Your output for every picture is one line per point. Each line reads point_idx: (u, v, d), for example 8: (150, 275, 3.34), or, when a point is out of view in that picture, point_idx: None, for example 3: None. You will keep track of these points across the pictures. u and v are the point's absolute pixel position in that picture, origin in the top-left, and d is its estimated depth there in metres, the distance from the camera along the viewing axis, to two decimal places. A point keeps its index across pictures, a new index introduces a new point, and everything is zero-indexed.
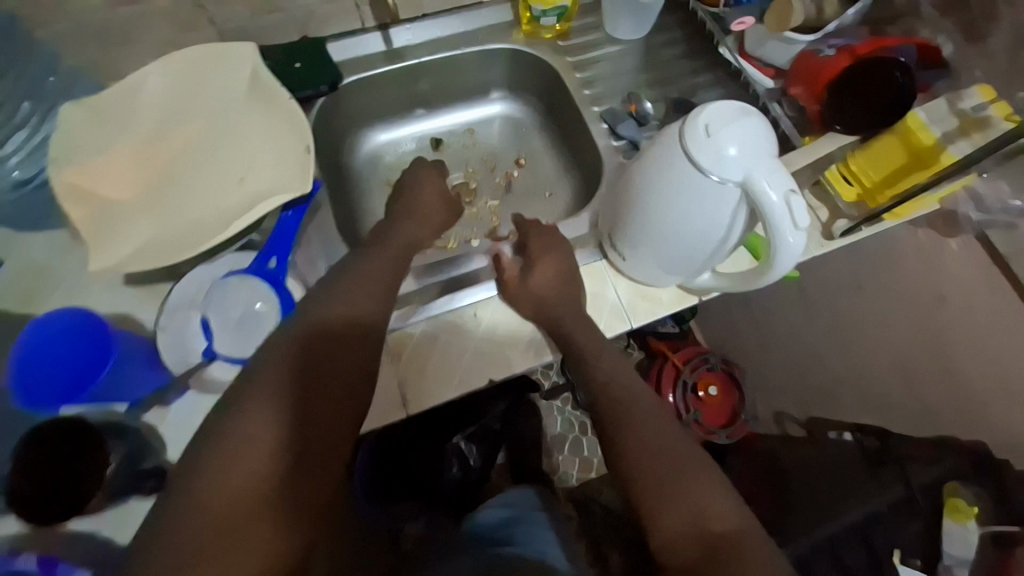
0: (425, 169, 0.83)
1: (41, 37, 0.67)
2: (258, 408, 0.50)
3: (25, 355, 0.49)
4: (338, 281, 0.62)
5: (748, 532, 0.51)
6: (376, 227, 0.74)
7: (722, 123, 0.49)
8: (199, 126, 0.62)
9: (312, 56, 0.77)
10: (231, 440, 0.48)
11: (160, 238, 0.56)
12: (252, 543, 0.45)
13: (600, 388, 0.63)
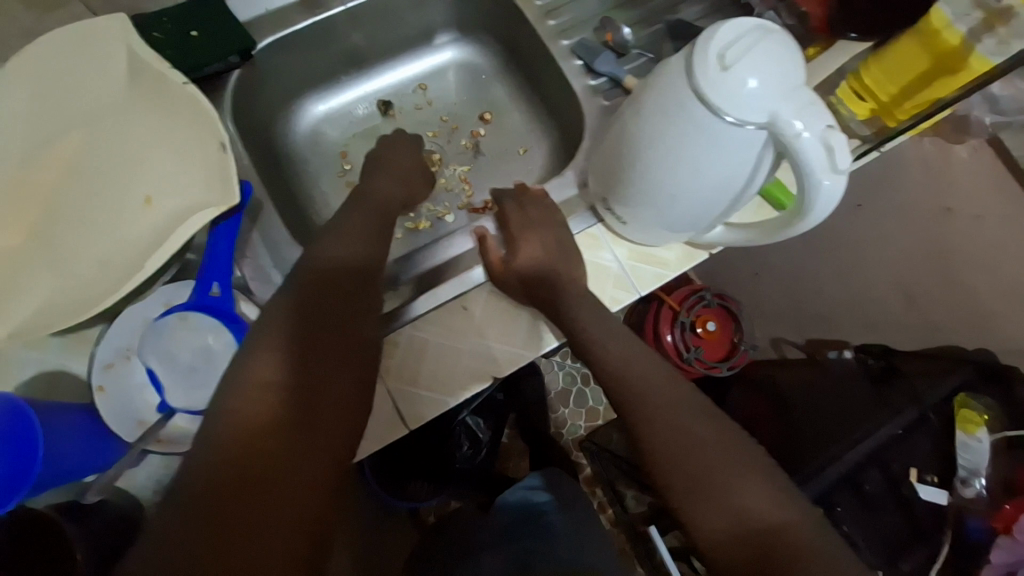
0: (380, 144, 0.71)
1: None
2: (271, 339, 0.48)
3: None
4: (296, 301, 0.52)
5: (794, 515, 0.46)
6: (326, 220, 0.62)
7: (739, 50, 0.39)
8: (83, 137, 0.49)
9: (210, 18, 0.61)
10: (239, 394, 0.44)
11: (67, 293, 0.45)
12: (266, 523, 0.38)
13: (609, 377, 0.56)
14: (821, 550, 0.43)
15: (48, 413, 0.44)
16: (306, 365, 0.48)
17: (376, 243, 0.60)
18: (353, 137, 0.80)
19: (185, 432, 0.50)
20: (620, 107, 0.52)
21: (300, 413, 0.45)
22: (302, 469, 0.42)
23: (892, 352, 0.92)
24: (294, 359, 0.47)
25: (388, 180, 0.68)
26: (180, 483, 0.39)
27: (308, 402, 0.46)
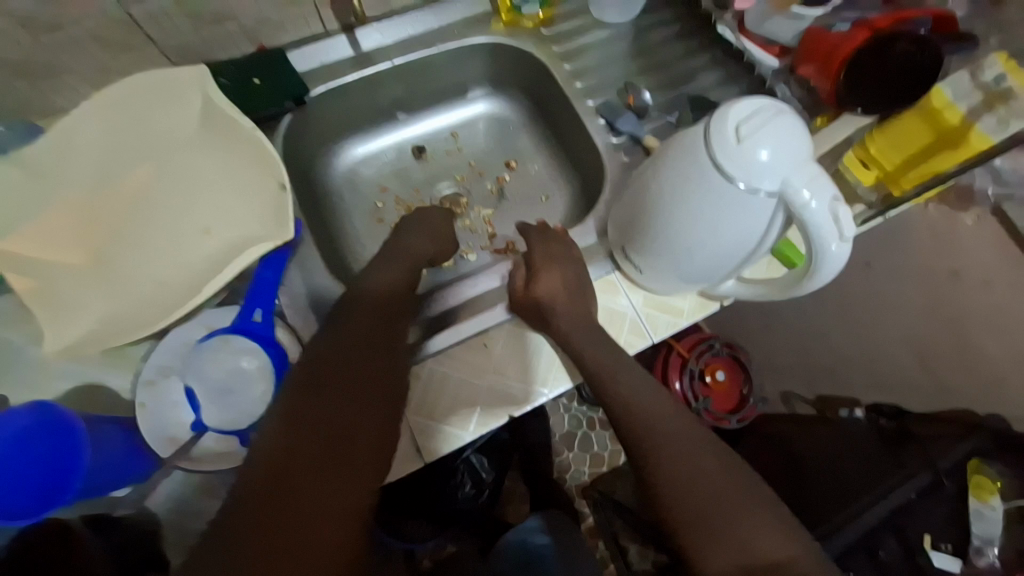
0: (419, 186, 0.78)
1: None
2: (314, 378, 0.52)
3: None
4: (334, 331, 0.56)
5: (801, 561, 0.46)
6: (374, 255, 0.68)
7: (755, 124, 0.43)
8: (153, 169, 0.54)
9: (271, 70, 0.68)
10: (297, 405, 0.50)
11: (122, 313, 0.49)
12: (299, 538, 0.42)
13: (622, 414, 0.57)
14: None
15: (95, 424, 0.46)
16: (344, 395, 0.52)
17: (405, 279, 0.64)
18: (388, 178, 0.86)
19: (216, 453, 0.51)
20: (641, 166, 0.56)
21: (340, 432, 0.49)
22: (336, 499, 0.45)
23: (905, 413, 0.92)
24: (329, 396, 0.51)
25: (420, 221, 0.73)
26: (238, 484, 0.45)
27: (342, 437, 0.49)
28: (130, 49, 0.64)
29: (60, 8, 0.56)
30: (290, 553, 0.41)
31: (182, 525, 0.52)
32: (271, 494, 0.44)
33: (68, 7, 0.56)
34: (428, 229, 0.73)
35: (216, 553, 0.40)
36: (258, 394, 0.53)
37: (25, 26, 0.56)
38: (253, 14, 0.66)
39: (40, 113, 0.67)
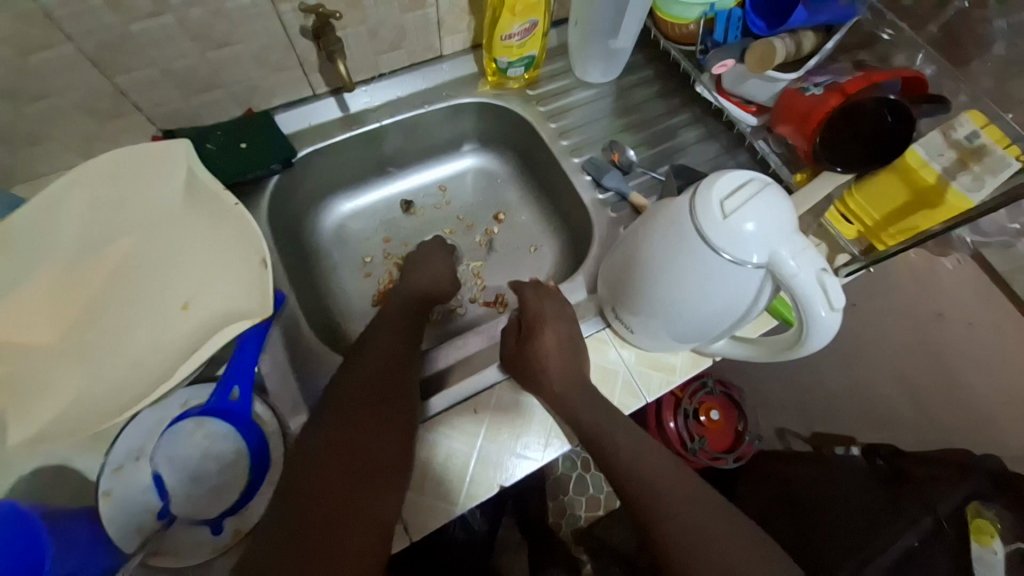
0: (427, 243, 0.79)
1: None
2: (323, 442, 0.51)
3: None
4: (348, 370, 0.57)
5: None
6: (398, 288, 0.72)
7: (741, 200, 0.44)
8: (133, 241, 0.53)
9: (260, 134, 0.69)
10: (317, 442, 0.51)
11: (88, 399, 0.46)
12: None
13: (622, 474, 0.55)
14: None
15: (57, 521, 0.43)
16: (361, 431, 0.52)
17: (408, 332, 0.64)
18: (377, 232, 0.85)
19: (187, 542, 0.48)
20: (625, 232, 0.58)
21: (358, 469, 0.50)
22: (353, 535, 0.46)
23: (902, 454, 0.90)
24: (337, 458, 0.50)
25: (418, 275, 0.73)
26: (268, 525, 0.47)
27: (358, 477, 0.49)
28: (116, 115, 0.63)
29: (46, 80, 0.56)
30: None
31: None
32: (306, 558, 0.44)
33: (54, 79, 0.56)
34: (427, 277, 0.73)
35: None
36: (233, 480, 0.50)
37: (9, 98, 0.56)
38: (244, 81, 0.67)
39: (21, 179, 0.66)
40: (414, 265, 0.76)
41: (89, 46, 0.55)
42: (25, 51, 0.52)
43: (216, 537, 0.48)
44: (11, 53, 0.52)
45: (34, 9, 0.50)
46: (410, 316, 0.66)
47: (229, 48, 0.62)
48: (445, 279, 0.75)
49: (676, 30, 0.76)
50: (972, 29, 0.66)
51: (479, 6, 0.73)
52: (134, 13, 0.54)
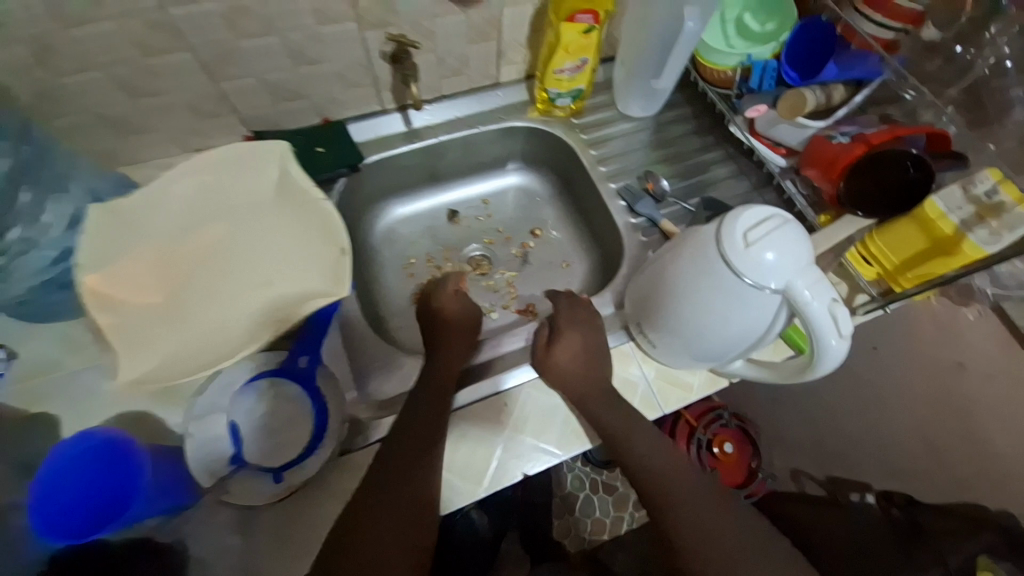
0: (448, 281, 0.78)
1: (51, 129, 0.64)
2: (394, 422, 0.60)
3: (50, 474, 0.47)
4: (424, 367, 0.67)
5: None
6: (433, 315, 0.74)
7: (762, 232, 0.50)
8: (227, 226, 0.61)
9: (334, 140, 0.78)
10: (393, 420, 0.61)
11: (186, 352, 0.54)
12: (375, 527, 0.52)
13: (633, 469, 0.60)
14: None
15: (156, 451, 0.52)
16: (415, 413, 0.60)
17: (445, 349, 0.69)
18: (423, 238, 0.93)
19: (250, 487, 0.55)
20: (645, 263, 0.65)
21: (404, 442, 0.57)
22: (401, 496, 0.54)
23: (914, 504, 0.90)
24: (396, 433, 0.59)
25: (443, 300, 0.75)
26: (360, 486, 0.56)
27: (405, 449, 0.57)
28: (213, 115, 0.72)
29: (162, 80, 0.65)
30: (369, 532, 0.52)
31: (206, 559, 0.53)
32: (365, 511, 0.53)
33: (169, 79, 0.65)
34: (455, 301, 0.75)
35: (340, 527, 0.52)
36: (295, 437, 0.57)
37: (129, 91, 0.64)
38: (325, 94, 0.75)
39: (123, 163, 0.74)
40: (438, 287, 0.77)
41: (204, 55, 0.63)
42: (148, 53, 0.61)
43: (279, 484, 0.55)
44: (137, 54, 0.60)
45: (163, 19, 0.58)
46: (444, 335, 0.71)
47: (318, 65, 0.71)
48: (465, 313, 0.74)
49: (715, 75, 0.82)
50: (992, 94, 0.69)
51: (537, 41, 0.81)
52: (246, 31, 0.63)
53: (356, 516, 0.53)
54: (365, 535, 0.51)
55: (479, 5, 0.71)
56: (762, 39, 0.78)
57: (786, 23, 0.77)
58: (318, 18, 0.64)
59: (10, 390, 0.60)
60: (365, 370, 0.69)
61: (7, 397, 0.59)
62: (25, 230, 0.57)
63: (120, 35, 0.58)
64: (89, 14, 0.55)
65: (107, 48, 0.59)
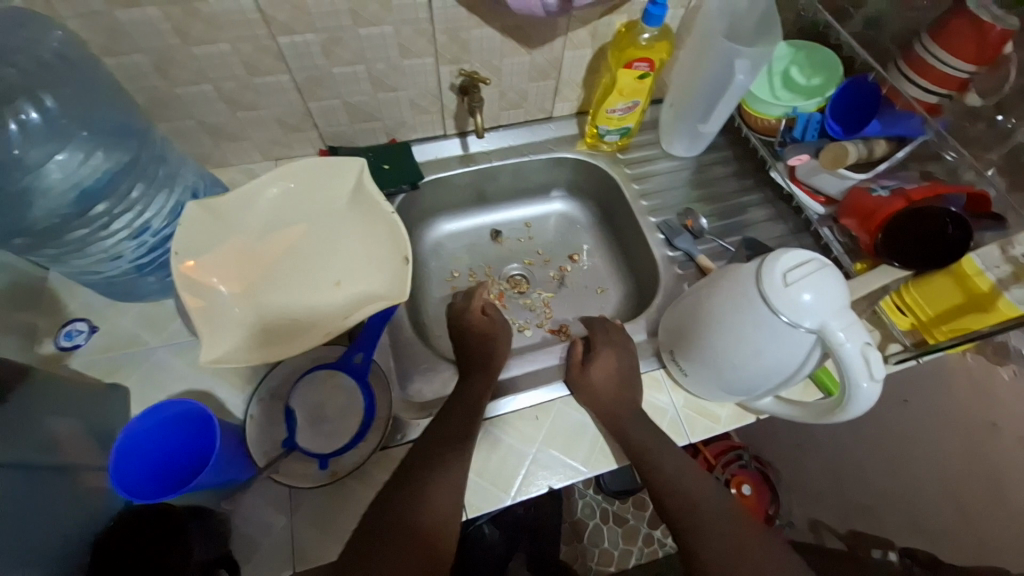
0: (473, 299, 0.80)
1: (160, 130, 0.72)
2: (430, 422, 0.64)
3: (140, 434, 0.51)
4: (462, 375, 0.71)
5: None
6: (465, 331, 0.77)
7: (800, 274, 0.53)
8: (305, 228, 0.67)
9: (398, 158, 0.85)
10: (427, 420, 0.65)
11: (260, 339, 0.60)
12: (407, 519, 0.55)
13: (660, 489, 0.62)
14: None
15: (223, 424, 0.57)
16: (450, 415, 0.64)
17: (479, 361, 0.72)
18: (468, 254, 0.98)
19: (300, 468, 0.60)
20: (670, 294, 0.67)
21: (437, 442, 0.60)
22: (432, 493, 0.56)
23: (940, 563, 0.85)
24: (430, 432, 0.62)
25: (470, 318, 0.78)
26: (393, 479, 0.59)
27: (436, 448, 0.60)
28: (297, 129, 0.80)
29: (260, 96, 0.73)
30: (401, 524, 0.54)
31: (251, 534, 0.57)
32: (396, 503, 0.56)
33: (266, 96, 0.73)
34: (483, 320, 0.78)
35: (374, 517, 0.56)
36: (345, 427, 0.62)
37: (232, 104, 0.72)
38: (396, 117, 0.83)
39: (212, 164, 0.82)
40: (466, 306, 0.80)
41: (300, 77, 0.72)
42: (254, 73, 0.69)
43: (325, 471, 0.60)
44: (244, 72, 0.68)
45: (273, 46, 0.66)
46: (475, 349, 0.74)
47: (395, 92, 0.78)
48: (491, 329, 0.77)
49: (760, 123, 0.87)
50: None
51: (592, 81, 0.87)
52: (339, 60, 0.71)
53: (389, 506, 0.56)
54: (397, 526, 0.54)
55: (544, 47, 0.78)
56: (809, 93, 0.82)
57: (834, 77, 0.81)
58: (402, 52, 0.72)
59: (91, 360, 0.66)
60: (409, 372, 0.73)
61: (87, 365, 0.66)
62: (134, 218, 0.64)
63: (232, 55, 0.66)
64: (211, 37, 0.63)
65: (219, 66, 0.67)
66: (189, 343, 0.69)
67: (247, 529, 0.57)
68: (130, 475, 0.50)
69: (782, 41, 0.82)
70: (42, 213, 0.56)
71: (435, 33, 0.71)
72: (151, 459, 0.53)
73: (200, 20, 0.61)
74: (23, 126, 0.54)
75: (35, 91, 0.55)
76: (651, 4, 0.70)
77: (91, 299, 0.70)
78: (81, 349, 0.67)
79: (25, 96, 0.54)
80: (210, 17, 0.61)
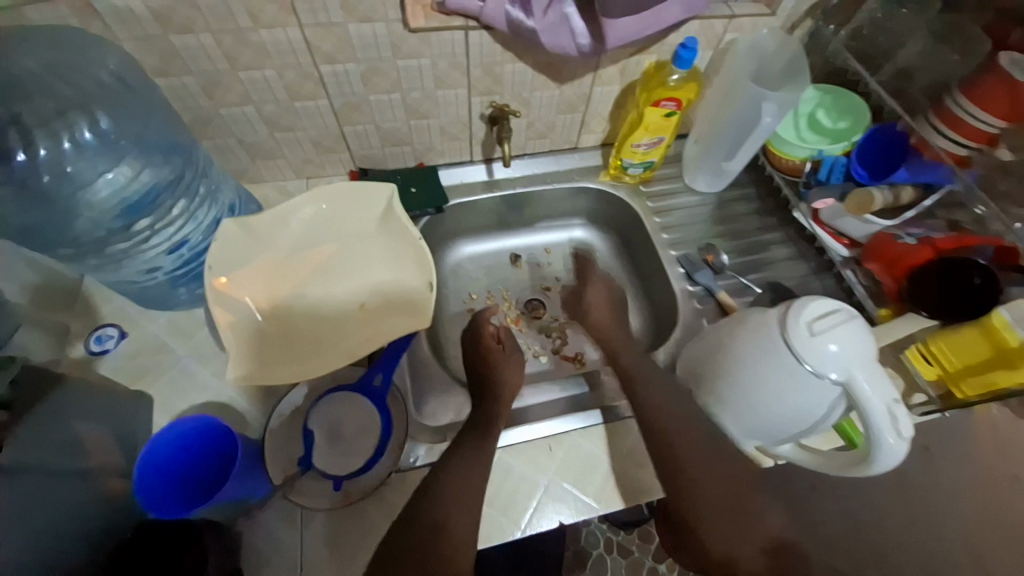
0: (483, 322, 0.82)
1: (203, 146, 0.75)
2: (448, 449, 0.63)
3: (169, 441, 0.52)
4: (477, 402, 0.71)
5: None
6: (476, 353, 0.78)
7: (827, 324, 0.52)
8: (335, 248, 0.69)
9: (425, 182, 0.87)
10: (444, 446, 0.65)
11: (284, 357, 0.62)
12: (423, 546, 0.54)
13: (654, 427, 0.62)
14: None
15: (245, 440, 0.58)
16: (466, 441, 0.64)
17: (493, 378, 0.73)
18: (487, 277, 0.99)
19: (315, 488, 0.61)
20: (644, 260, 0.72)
21: (454, 466, 0.60)
22: (450, 518, 0.56)
23: None
24: (448, 458, 0.62)
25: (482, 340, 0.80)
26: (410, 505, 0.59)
27: (455, 473, 0.60)
28: (330, 150, 0.82)
29: (298, 118, 0.75)
30: (421, 547, 0.54)
31: (262, 551, 0.58)
32: (415, 527, 0.56)
33: (304, 119, 0.75)
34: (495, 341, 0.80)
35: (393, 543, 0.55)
36: (361, 449, 0.62)
37: (270, 125, 0.75)
38: (426, 143, 0.85)
39: (247, 180, 0.85)
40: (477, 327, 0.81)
41: (338, 103, 0.74)
42: (295, 97, 0.72)
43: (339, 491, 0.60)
44: (286, 96, 0.71)
45: (315, 73, 0.69)
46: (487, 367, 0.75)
47: (427, 119, 0.81)
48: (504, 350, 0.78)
49: (785, 163, 0.87)
50: None
51: (619, 115, 0.89)
52: (377, 88, 0.73)
53: (408, 529, 0.55)
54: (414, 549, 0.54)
55: (573, 82, 0.80)
56: (835, 135, 0.83)
57: (861, 122, 0.82)
58: (437, 83, 0.75)
59: (117, 365, 0.68)
60: (425, 394, 0.74)
61: (114, 371, 0.68)
62: (174, 233, 0.66)
63: (276, 80, 0.69)
64: (258, 63, 0.66)
65: (263, 89, 0.69)
66: (214, 353, 0.70)
67: (258, 546, 0.58)
68: (154, 492, 0.51)
69: (811, 83, 0.83)
70: (88, 224, 0.59)
71: (470, 66, 0.73)
72: (174, 472, 0.54)
73: (249, 48, 0.64)
74: (76, 144, 0.58)
75: (90, 109, 0.59)
76: (682, 48, 0.72)
77: (123, 305, 0.72)
78: (109, 354, 0.69)
79: (79, 114, 0.58)
80: (259, 45, 0.64)
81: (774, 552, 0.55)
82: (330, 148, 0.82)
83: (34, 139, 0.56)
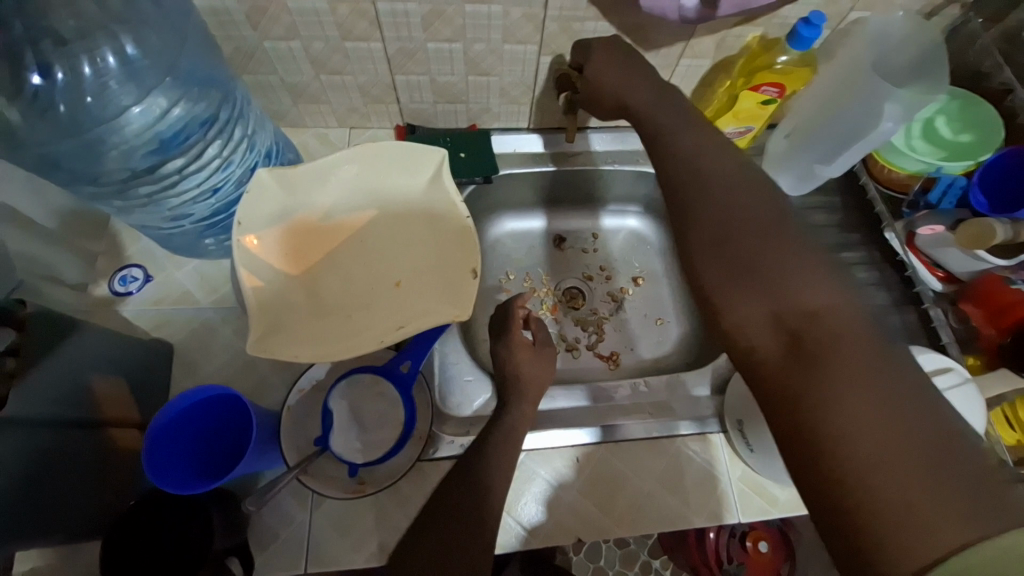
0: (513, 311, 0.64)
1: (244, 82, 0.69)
2: (478, 441, 0.58)
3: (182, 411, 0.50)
4: None
5: (841, 386, 0.37)
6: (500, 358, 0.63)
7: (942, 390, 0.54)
8: (372, 214, 0.63)
9: (475, 147, 0.79)
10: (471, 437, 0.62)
11: (309, 327, 0.58)
12: (460, 544, 0.49)
13: (679, 184, 0.53)
14: (879, 476, 0.34)
15: (263, 415, 0.55)
16: (495, 431, 0.58)
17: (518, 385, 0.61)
18: (527, 256, 0.91)
19: (331, 471, 0.58)
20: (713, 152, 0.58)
21: (485, 458, 0.55)
22: (482, 514, 0.51)
23: None
24: (475, 449, 0.57)
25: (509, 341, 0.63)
26: (436, 500, 0.53)
27: (484, 469, 0.54)
28: (378, 101, 0.74)
29: (348, 61, 0.67)
30: (459, 546, 0.49)
31: (274, 527, 0.56)
32: (456, 521, 0.50)
33: (354, 63, 0.68)
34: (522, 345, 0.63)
35: (422, 544, 0.50)
36: (384, 435, 0.59)
37: (316, 65, 0.67)
38: (483, 103, 0.76)
39: (287, 123, 0.78)
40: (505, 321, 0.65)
41: (392, 48, 0.66)
42: (346, 37, 0.63)
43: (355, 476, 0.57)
44: (337, 35, 0.63)
45: (371, 10, 0.60)
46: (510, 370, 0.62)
47: (488, 77, 0.72)
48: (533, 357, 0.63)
49: (886, 174, 0.76)
50: None
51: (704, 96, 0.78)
52: (437, 35, 0.64)
53: (441, 525, 0.50)
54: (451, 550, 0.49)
55: (659, 51, 0.69)
56: (953, 150, 0.71)
57: (988, 139, 0.70)
58: (505, 36, 0.65)
59: (141, 309, 0.65)
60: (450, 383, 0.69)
61: (136, 314, 0.65)
62: (206, 178, 0.61)
63: (328, 15, 0.60)
64: None
65: (313, 23, 0.61)
66: (237, 311, 0.66)
67: (270, 522, 0.56)
68: (164, 463, 0.48)
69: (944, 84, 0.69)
70: (116, 162, 0.55)
71: (546, 19, 0.63)
72: (186, 444, 0.52)
73: None
74: (99, 70, 0.51)
75: (116, 33, 0.51)
76: (803, 24, 0.61)
77: (149, 244, 0.68)
78: (132, 295, 0.66)
79: (103, 36, 0.51)
80: None
81: (800, 335, 0.41)
82: (378, 99, 0.74)
83: (51, 60, 0.49)
